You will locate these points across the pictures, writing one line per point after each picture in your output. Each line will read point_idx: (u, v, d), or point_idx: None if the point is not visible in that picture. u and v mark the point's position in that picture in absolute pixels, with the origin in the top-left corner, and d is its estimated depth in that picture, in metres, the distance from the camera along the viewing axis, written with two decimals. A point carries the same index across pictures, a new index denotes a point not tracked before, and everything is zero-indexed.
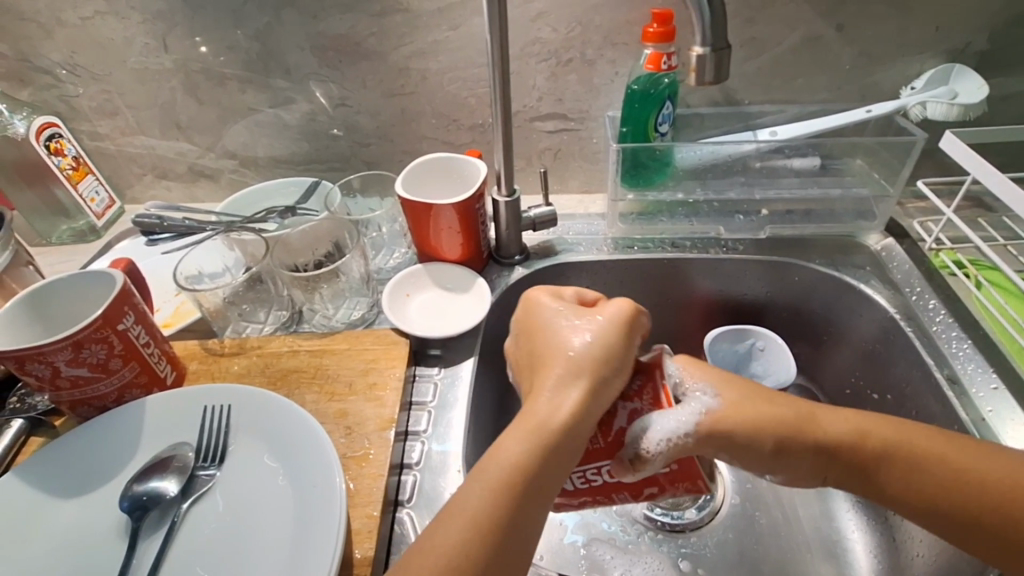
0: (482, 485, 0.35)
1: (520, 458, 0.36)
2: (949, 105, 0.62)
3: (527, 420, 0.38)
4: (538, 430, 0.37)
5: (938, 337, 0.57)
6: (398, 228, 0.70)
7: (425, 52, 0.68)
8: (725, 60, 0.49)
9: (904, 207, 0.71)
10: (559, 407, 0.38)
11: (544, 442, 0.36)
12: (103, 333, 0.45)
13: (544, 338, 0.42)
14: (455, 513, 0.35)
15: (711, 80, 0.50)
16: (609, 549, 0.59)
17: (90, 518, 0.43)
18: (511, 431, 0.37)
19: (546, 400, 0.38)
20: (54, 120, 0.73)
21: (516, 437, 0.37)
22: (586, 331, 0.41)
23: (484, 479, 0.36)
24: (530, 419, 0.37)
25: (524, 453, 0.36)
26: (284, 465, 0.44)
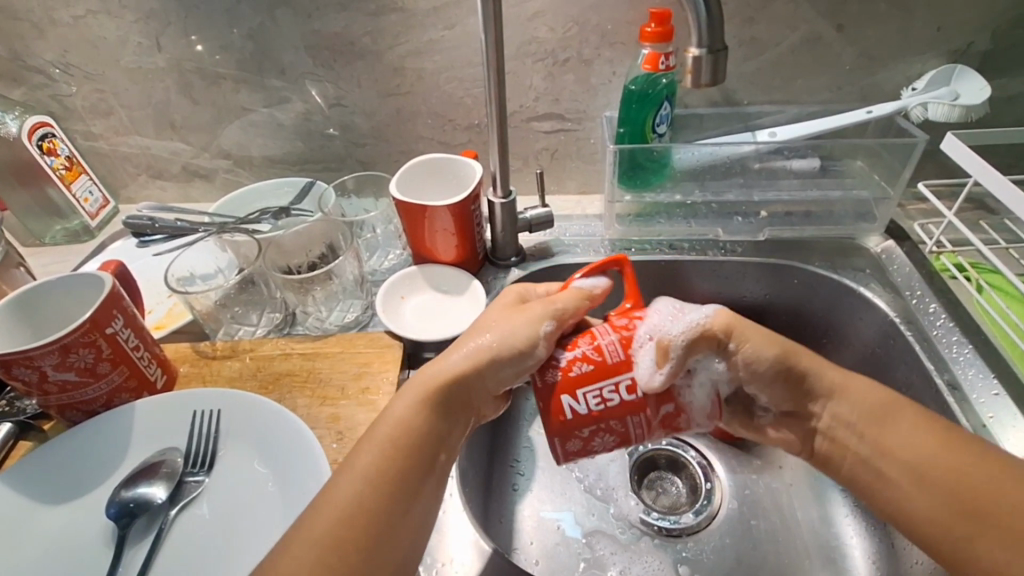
0: (347, 494, 0.36)
1: (377, 473, 0.37)
2: (951, 106, 0.62)
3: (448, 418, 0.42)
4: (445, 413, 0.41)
5: (938, 341, 0.57)
6: (393, 230, 0.70)
7: (420, 51, 0.67)
8: (721, 61, 0.48)
9: (906, 209, 0.71)
10: (400, 426, 0.39)
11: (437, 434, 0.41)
12: (91, 337, 0.44)
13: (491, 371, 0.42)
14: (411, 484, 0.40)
15: (707, 82, 0.49)
16: (610, 545, 0.59)
17: (76, 526, 0.42)
18: (359, 448, 0.39)
19: (393, 415, 0.40)
20: (47, 119, 0.72)
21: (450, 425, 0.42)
22: (491, 327, 0.43)
23: (398, 475, 0.38)
24: (376, 437, 0.39)
25: (381, 459, 0.38)
26: (274, 472, 0.43)
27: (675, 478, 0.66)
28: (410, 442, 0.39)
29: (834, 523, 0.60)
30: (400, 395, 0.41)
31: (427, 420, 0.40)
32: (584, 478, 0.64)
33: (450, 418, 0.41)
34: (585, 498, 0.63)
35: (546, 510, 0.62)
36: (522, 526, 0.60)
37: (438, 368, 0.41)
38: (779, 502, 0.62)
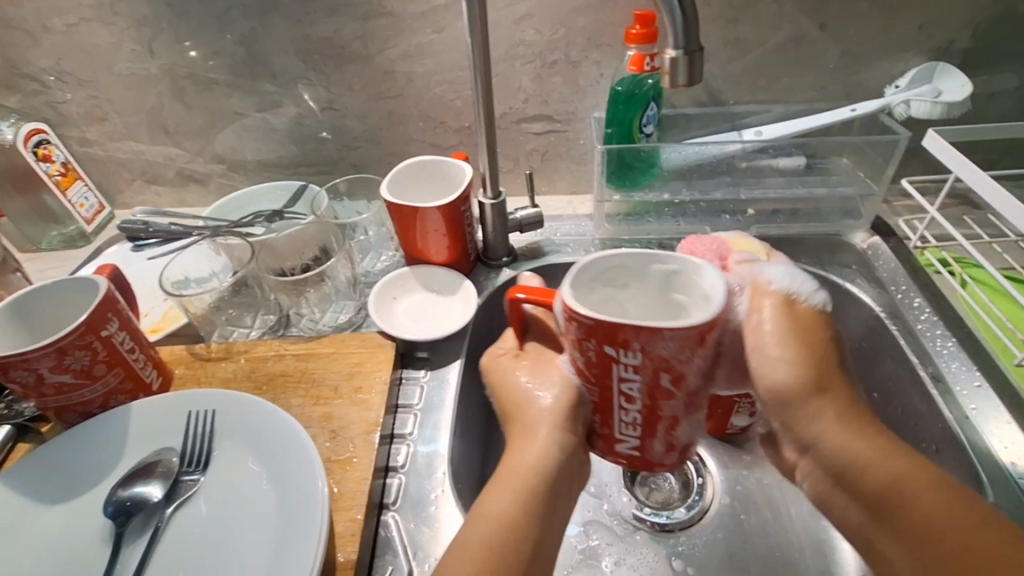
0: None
1: (486, 561, 0.36)
2: (933, 103, 0.63)
3: (518, 465, 0.40)
4: (524, 474, 0.40)
5: (923, 335, 0.57)
6: (386, 232, 0.71)
7: (410, 55, 0.68)
8: (697, 62, 0.49)
9: (891, 205, 0.72)
10: (498, 518, 0.38)
11: (522, 491, 0.39)
12: (87, 339, 0.45)
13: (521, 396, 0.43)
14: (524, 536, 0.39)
15: (685, 83, 0.50)
16: (607, 537, 0.60)
17: (74, 526, 0.43)
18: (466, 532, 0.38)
19: (486, 514, 0.38)
20: (41, 126, 0.73)
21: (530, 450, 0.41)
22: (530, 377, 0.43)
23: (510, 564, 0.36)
24: (475, 536, 0.37)
25: (482, 556, 0.36)
26: (268, 471, 0.44)
27: (668, 474, 0.66)
28: (509, 534, 0.37)
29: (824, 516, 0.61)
30: (491, 494, 0.39)
31: (519, 513, 0.38)
32: None
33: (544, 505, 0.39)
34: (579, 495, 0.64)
35: None
36: None
37: (524, 457, 0.40)
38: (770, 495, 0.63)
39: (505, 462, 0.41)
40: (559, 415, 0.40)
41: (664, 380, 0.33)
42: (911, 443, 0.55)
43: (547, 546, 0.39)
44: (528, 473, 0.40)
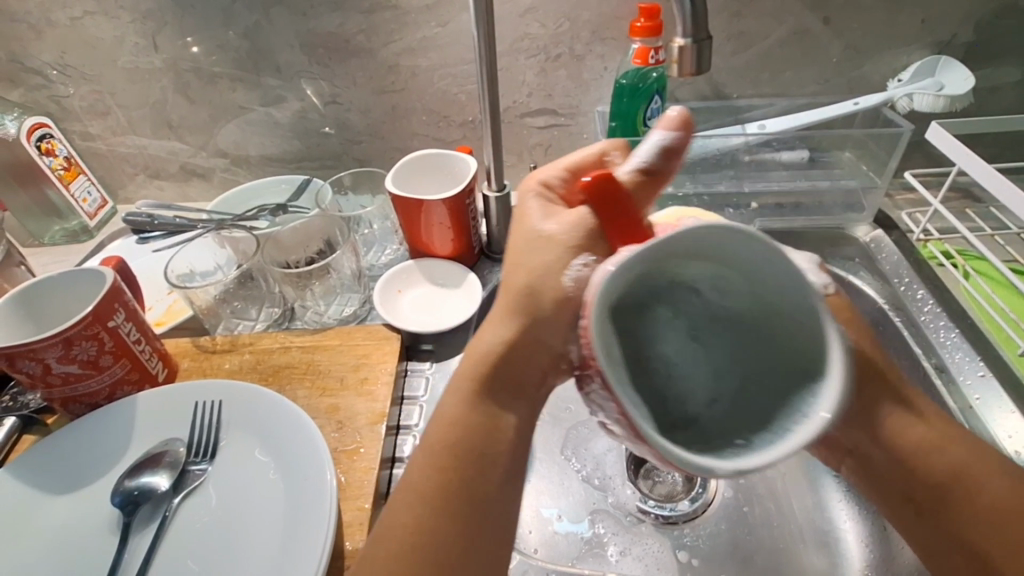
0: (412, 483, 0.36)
1: (435, 468, 0.36)
2: (936, 97, 0.63)
3: (474, 352, 0.39)
4: (480, 360, 0.38)
5: (926, 327, 0.58)
6: (390, 226, 0.71)
7: (414, 49, 0.68)
8: (705, 50, 0.49)
9: (894, 199, 0.72)
10: (448, 420, 0.37)
11: (471, 385, 0.38)
12: (94, 330, 0.45)
13: (517, 258, 0.40)
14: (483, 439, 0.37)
15: (693, 71, 0.50)
16: (612, 526, 0.61)
17: (81, 516, 0.43)
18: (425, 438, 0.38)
19: (444, 409, 0.38)
20: (45, 120, 0.73)
21: (494, 332, 0.39)
22: (535, 236, 0.39)
23: (460, 457, 0.36)
24: (428, 440, 0.38)
25: (433, 451, 0.37)
26: (275, 460, 0.44)
27: (672, 468, 0.66)
28: (462, 424, 0.37)
29: (828, 508, 0.61)
30: (448, 393, 0.39)
31: (475, 409, 0.37)
32: (581, 469, 0.66)
33: (502, 403, 0.38)
34: (583, 489, 0.64)
35: (547, 502, 0.63)
36: (520, 515, 0.62)
37: (483, 339, 0.39)
38: (774, 487, 0.63)
39: (469, 353, 0.39)
40: (516, 294, 0.38)
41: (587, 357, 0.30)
42: None
43: (508, 445, 0.37)
44: (488, 357, 0.38)
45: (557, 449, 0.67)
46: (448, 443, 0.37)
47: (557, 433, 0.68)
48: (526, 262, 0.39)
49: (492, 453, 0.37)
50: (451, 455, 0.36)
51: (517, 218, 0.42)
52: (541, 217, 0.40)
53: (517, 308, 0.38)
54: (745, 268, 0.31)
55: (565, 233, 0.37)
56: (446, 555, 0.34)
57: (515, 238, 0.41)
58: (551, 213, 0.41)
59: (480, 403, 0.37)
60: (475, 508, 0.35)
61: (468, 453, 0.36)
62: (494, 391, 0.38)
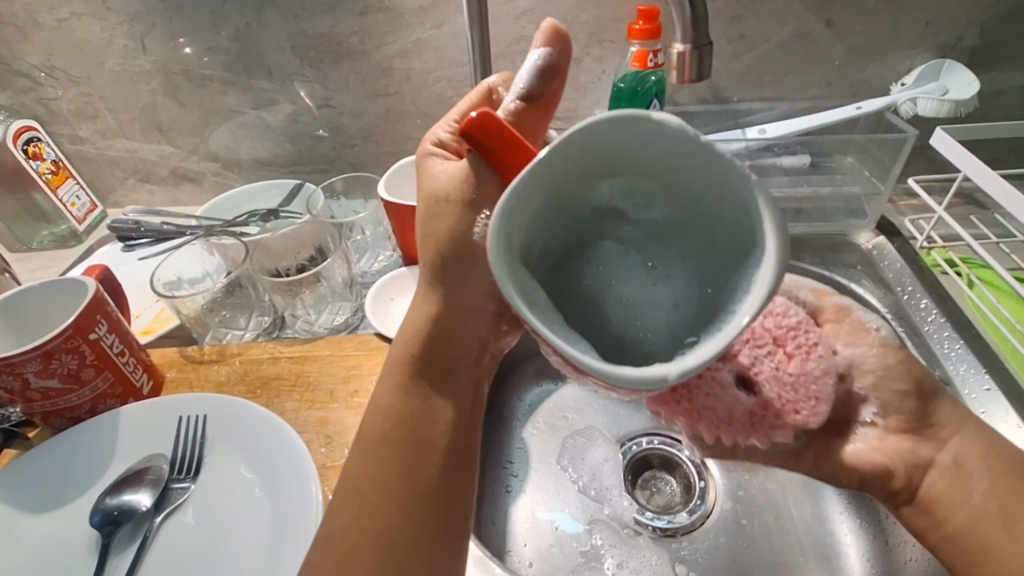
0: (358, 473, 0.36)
1: (371, 436, 0.37)
2: (940, 101, 0.62)
3: (403, 328, 0.40)
4: (406, 334, 0.39)
5: (931, 337, 0.56)
6: (383, 231, 0.70)
7: (408, 51, 0.67)
8: (706, 56, 0.48)
9: (896, 205, 0.70)
10: (386, 397, 0.38)
11: (404, 357, 0.39)
12: (74, 343, 0.43)
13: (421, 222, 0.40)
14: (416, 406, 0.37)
15: (693, 79, 0.49)
16: (611, 539, 0.60)
17: (60, 535, 0.41)
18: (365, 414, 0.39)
19: (379, 394, 0.39)
20: (32, 123, 0.72)
21: (419, 309, 0.39)
22: (433, 194, 0.40)
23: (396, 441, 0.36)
24: (367, 414, 0.38)
25: (370, 438, 0.37)
26: (261, 477, 0.43)
27: (669, 478, 0.66)
28: (396, 408, 0.37)
29: (829, 520, 0.60)
30: (384, 371, 0.40)
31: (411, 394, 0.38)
32: (579, 479, 0.64)
33: (438, 384, 0.38)
34: (580, 500, 0.63)
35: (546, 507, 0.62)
36: (515, 527, 0.61)
37: (409, 317, 0.40)
38: (774, 497, 0.62)
39: (403, 341, 0.39)
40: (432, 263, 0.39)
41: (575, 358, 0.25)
42: None
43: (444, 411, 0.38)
44: (415, 330, 0.39)
45: (554, 457, 0.67)
46: (385, 410, 0.37)
47: (553, 442, 0.68)
48: (431, 229, 0.39)
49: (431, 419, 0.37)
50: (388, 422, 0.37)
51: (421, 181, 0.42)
52: (439, 174, 0.40)
53: (437, 274, 0.39)
54: (654, 168, 0.28)
55: (451, 186, 0.38)
56: (399, 549, 0.33)
57: (420, 201, 0.40)
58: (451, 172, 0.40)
59: (414, 369, 0.38)
60: (415, 466, 0.35)
61: (409, 417, 0.37)
62: (427, 358, 0.38)
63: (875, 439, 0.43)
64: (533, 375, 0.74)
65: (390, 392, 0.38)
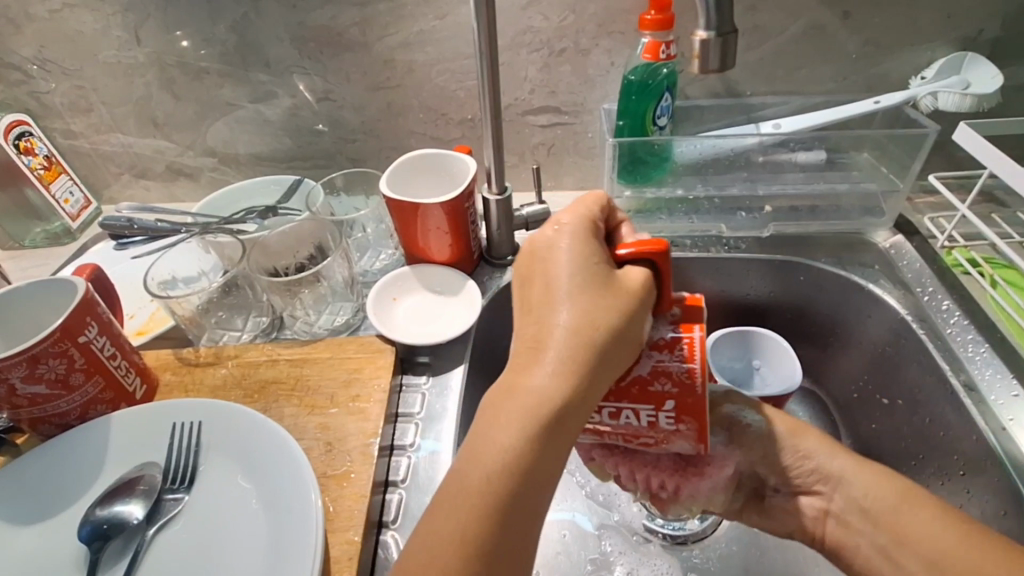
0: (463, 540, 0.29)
1: (472, 519, 0.29)
2: (963, 95, 0.59)
3: (523, 389, 0.31)
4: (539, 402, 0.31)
5: (953, 340, 0.55)
6: (384, 229, 0.67)
7: (411, 43, 0.64)
8: (730, 45, 0.46)
9: (913, 202, 0.68)
10: (498, 457, 0.30)
11: (538, 422, 0.30)
12: (62, 346, 0.41)
13: (554, 272, 0.34)
14: (529, 479, 0.30)
15: (716, 69, 0.46)
16: (620, 546, 0.58)
17: (47, 549, 0.40)
18: (450, 483, 0.31)
19: (493, 443, 0.30)
20: (22, 117, 0.69)
21: (539, 367, 0.31)
22: (564, 243, 0.35)
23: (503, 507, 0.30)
24: (464, 486, 0.30)
25: (465, 519, 0.29)
26: (258, 488, 0.41)
27: None
28: (510, 476, 0.30)
29: None
30: (496, 427, 0.31)
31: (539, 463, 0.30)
32: (585, 484, 0.63)
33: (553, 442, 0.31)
34: (586, 506, 0.61)
35: (553, 512, 0.61)
36: None
37: (535, 373, 0.31)
38: None
39: (516, 396, 0.31)
40: (581, 309, 0.32)
41: (642, 438, 0.35)
42: (942, 454, 0.52)
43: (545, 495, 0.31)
44: (543, 393, 0.31)
45: None
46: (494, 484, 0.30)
47: None
48: (575, 285, 0.33)
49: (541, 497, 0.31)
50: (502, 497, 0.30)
51: (527, 253, 0.36)
52: (562, 242, 0.35)
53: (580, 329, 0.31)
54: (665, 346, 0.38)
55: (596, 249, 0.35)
56: None
57: (533, 259, 0.36)
58: (578, 234, 0.35)
59: (538, 439, 0.30)
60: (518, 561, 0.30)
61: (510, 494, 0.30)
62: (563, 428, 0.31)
63: (862, 474, 0.44)
64: None
65: (501, 461, 0.30)
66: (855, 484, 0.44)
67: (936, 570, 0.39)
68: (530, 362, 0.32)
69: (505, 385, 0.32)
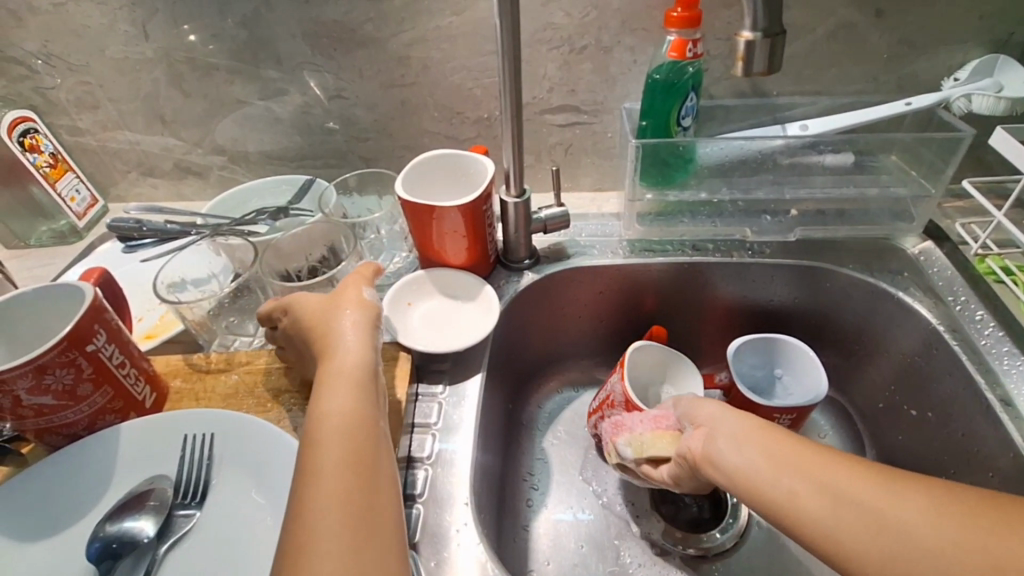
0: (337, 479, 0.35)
1: (342, 451, 0.36)
2: (997, 99, 0.58)
3: (335, 362, 0.42)
4: (350, 373, 0.41)
5: (988, 353, 0.53)
6: (398, 230, 0.65)
7: (426, 39, 0.62)
8: (778, 46, 0.43)
9: (942, 207, 0.66)
10: (345, 410, 0.39)
11: (359, 381, 0.41)
12: (70, 355, 0.40)
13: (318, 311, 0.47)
14: (342, 425, 0.38)
15: (763, 71, 0.44)
16: (641, 558, 0.56)
17: (56, 568, 0.38)
18: (315, 432, 0.37)
19: (332, 403, 0.39)
20: (28, 113, 0.68)
21: (354, 347, 0.43)
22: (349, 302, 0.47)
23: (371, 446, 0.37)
24: (325, 429, 0.37)
25: (346, 445, 0.37)
26: (273, 503, 0.40)
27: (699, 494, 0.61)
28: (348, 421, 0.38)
29: None
30: (327, 392, 0.40)
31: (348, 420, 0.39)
32: (603, 494, 0.61)
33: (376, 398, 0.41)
34: (604, 518, 0.59)
35: (568, 522, 0.59)
36: (537, 545, 0.57)
37: (348, 358, 0.42)
38: None
39: (324, 384, 0.41)
40: (368, 316, 0.46)
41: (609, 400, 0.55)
42: (975, 470, 0.51)
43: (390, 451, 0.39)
44: (356, 362, 0.42)
45: (576, 470, 0.63)
46: (348, 421, 0.38)
47: (576, 453, 0.64)
48: (360, 302, 0.47)
49: (380, 444, 0.38)
50: (344, 430, 0.37)
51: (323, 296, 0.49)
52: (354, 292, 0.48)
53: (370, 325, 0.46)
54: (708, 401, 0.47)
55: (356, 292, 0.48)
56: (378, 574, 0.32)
57: (317, 313, 0.46)
58: (353, 299, 0.47)
59: (366, 395, 0.40)
60: (378, 488, 0.36)
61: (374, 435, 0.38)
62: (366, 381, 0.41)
63: (743, 433, 0.40)
64: (553, 381, 0.70)
65: (348, 410, 0.39)
66: (727, 426, 0.41)
67: (881, 530, 0.33)
68: (351, 345, 0.43)
69: (320, 375, 0.42)
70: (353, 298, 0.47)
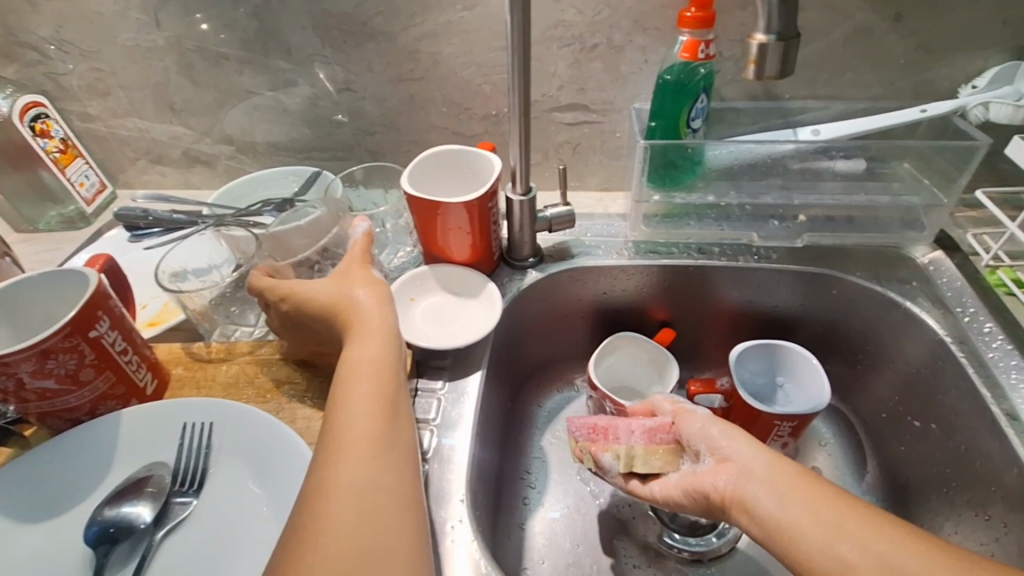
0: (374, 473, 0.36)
1: (371, 399, 0.39)
2: (1016, 107, 0.56)
3: (359, 320, 0.45)
4: (384, 327, 0.44)
5: (995, 366, 0.52)
6: (402, 224, 0.66)
7: (436, 34, 0.62)
8: (792, 51, 0.43)
9: (955, 216, 0.65)
10: (374, 361, 0.41)
11: (387, 337, 0.44)
12: (73, 341, 0.40)
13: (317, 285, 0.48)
14: (370, 380, 0.40)
15: (773, 75, 0.44)
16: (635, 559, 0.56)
17: (52, 551, 0.38)
18: (348, 380, 0.40)
19: (362, 355, 0.42)
20: (39, 98, 0.68)
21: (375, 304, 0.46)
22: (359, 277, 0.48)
23: (393, 428, 0.38)
24: (357, 380, 0.40)
25: (374, 396, 0.39)
26: (270, 495, 0.40)
27: None
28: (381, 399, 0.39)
29: None
30: (360, 343, 0.43)
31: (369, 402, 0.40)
32: (601, 495, 0.61)
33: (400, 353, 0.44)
34: (602, 518, 0.59)
35: (565, 521, 0.59)
36: (531, 543, 0.57)
37: (372, 313, 0.45)
38: None
39: (354, 338, 0.44)
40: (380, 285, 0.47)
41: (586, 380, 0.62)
42: (978, 484, 0.50)
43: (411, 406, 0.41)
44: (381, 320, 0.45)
45: (574, 469, 0.63)
46: (376, 372, 0.41)
47: (575, 453, 0.64)
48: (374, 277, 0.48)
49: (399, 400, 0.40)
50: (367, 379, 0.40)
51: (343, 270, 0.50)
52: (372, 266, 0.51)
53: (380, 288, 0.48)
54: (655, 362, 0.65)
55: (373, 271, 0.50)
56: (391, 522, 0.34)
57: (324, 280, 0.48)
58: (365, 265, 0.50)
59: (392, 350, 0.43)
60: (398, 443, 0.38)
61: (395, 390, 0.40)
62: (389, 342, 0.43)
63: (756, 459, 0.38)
64: (552, 380, 0.70)
65: (371, 362, 0.41)
66: (753, 465, 0.37)
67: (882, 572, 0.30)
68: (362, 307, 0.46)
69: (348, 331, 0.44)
70: (364, 278, 0.48)
